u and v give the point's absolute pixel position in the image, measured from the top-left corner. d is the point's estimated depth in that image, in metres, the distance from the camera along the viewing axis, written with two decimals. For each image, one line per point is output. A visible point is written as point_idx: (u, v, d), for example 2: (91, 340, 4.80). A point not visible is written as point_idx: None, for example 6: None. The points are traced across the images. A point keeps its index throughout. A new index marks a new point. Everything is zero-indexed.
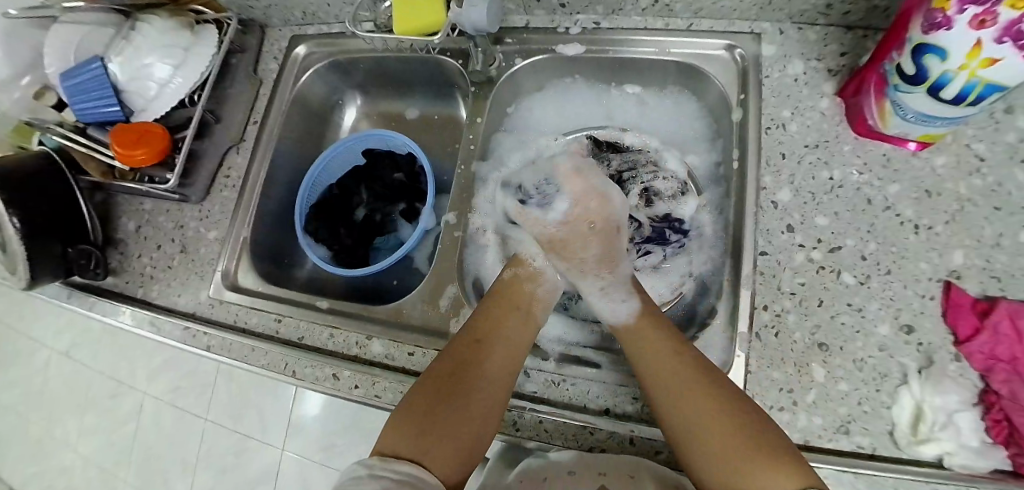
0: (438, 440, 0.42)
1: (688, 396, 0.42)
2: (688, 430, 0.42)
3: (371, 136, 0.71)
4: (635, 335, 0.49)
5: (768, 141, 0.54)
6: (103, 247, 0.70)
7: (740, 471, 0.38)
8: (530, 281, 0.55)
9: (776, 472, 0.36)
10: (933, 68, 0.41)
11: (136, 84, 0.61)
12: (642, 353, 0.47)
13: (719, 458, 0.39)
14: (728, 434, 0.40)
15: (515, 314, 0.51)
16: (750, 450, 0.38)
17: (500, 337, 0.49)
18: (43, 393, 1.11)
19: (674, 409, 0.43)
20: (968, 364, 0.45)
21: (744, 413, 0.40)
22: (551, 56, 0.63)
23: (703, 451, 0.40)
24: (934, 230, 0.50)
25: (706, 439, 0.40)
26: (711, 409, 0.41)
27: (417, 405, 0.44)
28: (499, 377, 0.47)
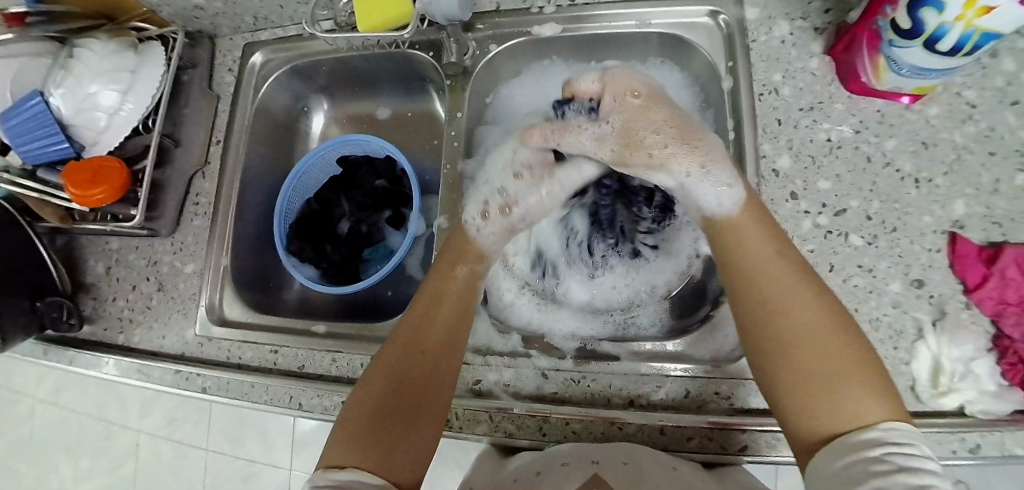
0: (384, 442, 0.39)
1: (795, 284, 0.38)
2: (774, 316, 0.38)
3: (344, 142, 0.66)
4: (742, 220, 0.42)
5: (761, 108, 0.53)
6: (72, 294, 0.65)
7: (824, 372, 0.35)
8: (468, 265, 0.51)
9: (868, 392, 0.33)
10: (930, 21, 0.39)
11: (83, 116, 0.56)
12: (747, 231, 0.42)
13: (813, 353, 0.36)
14: (827, 335, 0.36)
15: (445, 313, 0.48)
16: (850, 366, 0.35)
17: (429, 336, 0.46)
18: (29, 446, 1.06)
19: (770, 297, 0.39)
20: (979, 311, 0.46)
21: (849, 330, 0.36)
22: (527, 39, 0.59)
23: (794, 346, 0.36)
24: (934, 182, 0.49)
25: (791, 331, 0.37)
26: (819, 313, 0.37)
27: (361, 410, 0.41)
28: (439, 371, 0.44)
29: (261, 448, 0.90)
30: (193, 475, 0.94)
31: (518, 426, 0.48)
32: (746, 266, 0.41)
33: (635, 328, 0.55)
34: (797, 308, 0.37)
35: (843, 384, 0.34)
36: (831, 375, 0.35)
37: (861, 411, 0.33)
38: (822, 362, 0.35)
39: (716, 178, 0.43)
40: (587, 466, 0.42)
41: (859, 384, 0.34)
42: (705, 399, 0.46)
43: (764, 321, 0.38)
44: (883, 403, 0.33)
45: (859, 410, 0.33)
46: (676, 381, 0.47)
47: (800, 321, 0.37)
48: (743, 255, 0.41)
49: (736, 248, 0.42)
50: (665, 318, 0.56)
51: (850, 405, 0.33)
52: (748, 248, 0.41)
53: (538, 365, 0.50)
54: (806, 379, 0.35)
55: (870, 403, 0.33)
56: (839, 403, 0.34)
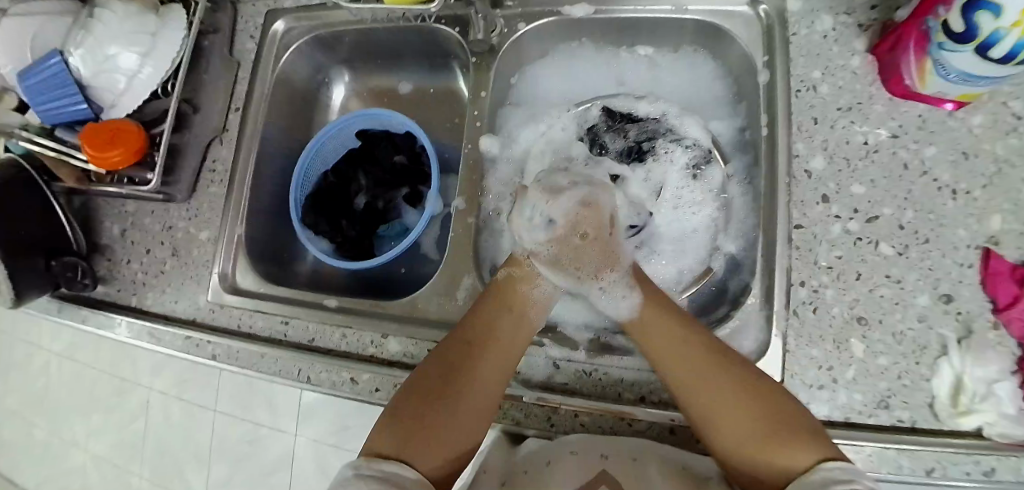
0: (425, 438, 0.40)
1: (698, 379, 0.41)
2: (705, 410, 0.41)
3: (365, 116, 0.65)
4: (641, 327, 0.47)
5: (797, 106, 0.51)
6: (87, 254, 0.65)
7: (763, 441, 0.38)
8: (527, 281, 0.50)
9: (789, 445, 0.36)
10: (984, 26, 0.37)
11: (101, 78, 0.56)
12: (657, 328, 0.45)
13: (735, 429, 0.39)
14: (729, 409, 0.40)
15: (510, 319, 0.47)
16: (773, 426, 0.37)
17: (501, 338, 0.46)
18: (43, 397, 1.08)
19: (692, 376, 0.42)
20: (1007, 331, 0.45)
21: (773, 396, 0.39)
22: (558, 18, 0.57)
23: (716, 423, 0.40)
24: (972, 194, 0.47)
25: (727, 425, 0.39)
26: (729, 388, 0.40)
27: (407, 406, 0.41)
28: (492, 379, 0.44)
29: (266, 415, 0.91)
30: (200, 436, 0.96)
31: (526, 414, 0.48)
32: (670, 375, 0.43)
33: None
34: (714, 389, 0.41)
35: (768, 447, 0.37)
36: (767, 433, 0.37)
37: (796, 459, 0.35)
38: (762, 431, 0.38)
39: (612, 290, 0.49)
40: (596, 462, 0.42)
41: (790, 436, 0.36)
42: None
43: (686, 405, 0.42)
44: (814, 447, 0.35)
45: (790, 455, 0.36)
46: None
47: (721, 397, 0.40)
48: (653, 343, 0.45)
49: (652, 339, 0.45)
50: None
51: (779, 459, 0.36)
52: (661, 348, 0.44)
53: (550, 354, 0.49)
54: (762, 442, 0.38)
55: (797, 453, 0.35)
56: (778, 456, 0.36)
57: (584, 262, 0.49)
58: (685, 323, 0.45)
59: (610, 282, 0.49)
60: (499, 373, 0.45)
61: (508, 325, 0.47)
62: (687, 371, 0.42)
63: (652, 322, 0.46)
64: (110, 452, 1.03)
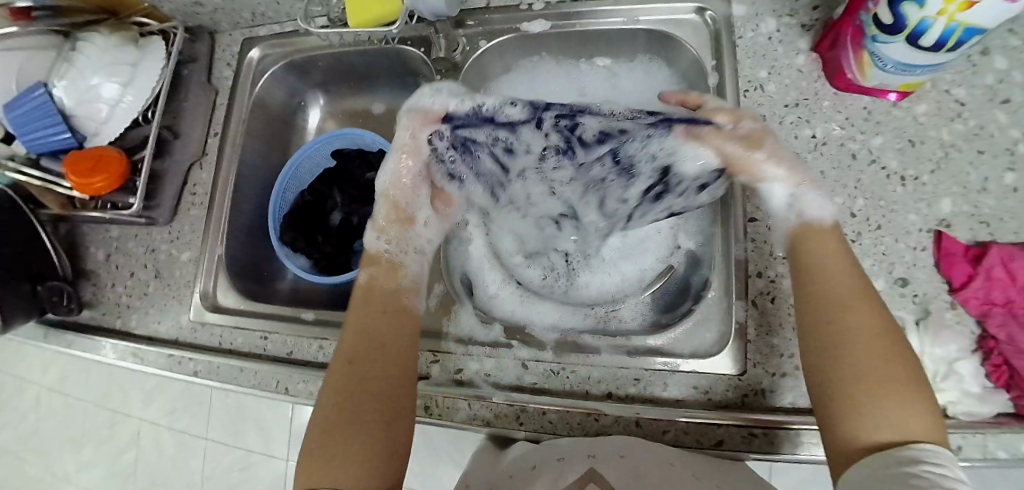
0: (343, 455, 0.39)
1: (856, 312, 0.38)
2: (847, 339, 0.37)
3: (338, 136, 0.67)
4: (811, 242, 0.43)
5: (747, 104, 0.53)
6: (73, 280, 0.67)
7: (873, 388, 0.35)
8: (385, 276, 0.50)
9: (909, 413, 0.34)
10: (911, 15, 0.39)
11: (83, 107, 0.58)
12: (819, 253, 0.42)
13: (867, 367, 0.36)
14: (870, 348, 0.37)
15: (380, 313, 0.48)
16: (898, 389, 0.35)
17: (375, 337, 0.46)
18: (38, 431, 1.08)
19: (836, 311, 0.39)
20: (965, 310, 0.46)
21: (900, 353, 0.37)
22: (516, 35, 0.60)
23: (843, 353, 0.37)
24: (920, 180, 0.49)
25: (858, 354, 0.37)
26: (876, 331, 0.37)
27: (320, 430, 0.41)
28: (385, 370, 0.44)
29: (258, 439, 0.91)
30: (194, 462, 0.96)
31: (496, 415, 0.49)
32: (810, 287, 0.41)
33: (616, 321, 0.55)
34: (857, 328, 0.38)
35: (892, 403, 0.35)
36: (880, 390, 0.35)
37: (887, 432, 0.34)
38: (888, 378, 0.36)
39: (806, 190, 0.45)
40: (584, 461, 0.42)
41: (907, 401, 0.35)
42: (684, 394, 0.46)
43: (818, 324, 0.39)
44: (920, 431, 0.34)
45: (894, 425, 0.34)
46: (656, 375, 0.47)
47: (866, 350, 0.37)
48: (818, 272, 0.41)
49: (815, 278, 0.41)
50: (648, 311, 0.56)
51: (880, 421, 0.34)
52: (818, 271, 0.41)
53: (519, 355, 0.51)
54: (873, 395, 0.35)
55: (910, 427, 0.34)
56: (876, 415, 0.35)
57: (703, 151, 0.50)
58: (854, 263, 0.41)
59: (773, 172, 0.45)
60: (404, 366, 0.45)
61: (382, 319, 0.47)
62: (855, 296, 0.39)
63: (824, 247, 0.42)
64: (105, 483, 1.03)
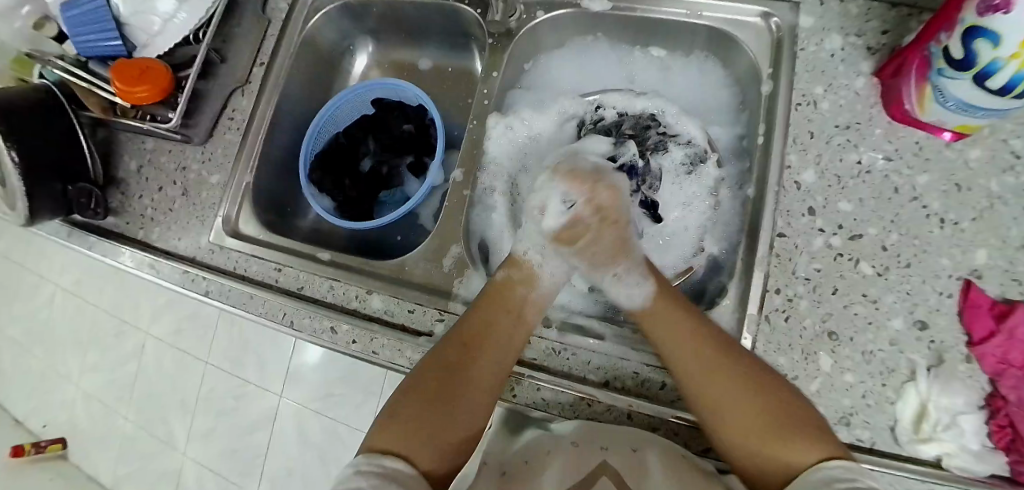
0: (426, 437, 0.41)
1: (709, 376, 0.42)
2: (699, 394, 0.42)
3: (381, 85, 0.68)
4: (660, 320, 0.46)
5: (795, 118, 0.51)
6: (103, 186, 0.68)
7: (770, 439, 0.38)
8: (524, 281, 0.50)
9: (798, 437, 0.37)
10: (984, 54, 0.37)
11: (139, 18, 0.60)
12: (665, 334, 0.45)
13: (737, 423, 0.40)
14: (740, 401, 0.40)
15: (504, 316, 0.48)
16: (777, 428, 0.38)
17: (501, 339, 0.47)
18: (47, 328, 1.12)
19: (698, 385, 0.42)
20: (978, 366, 0.44)
21: (769, 388, 0.40)
22: (576, 11, 0.59)
23: (717, 411, 0.41)
24: (960, 226, 0.48)
25: (720, 396, 0.41)
26: (730, 387, 0.41)
27: (408, 406, 0.43)
28: (487, 377, 0.45)
29: (256, 370, 0.95)
30: (189, 383, 0.99)
31: None
32: (669, 356, 0.45)
33: (625, 312, 0.56)
34: (718, 392, 0.41)
35: (779, 438, 0.38)
36: (771, 432, 0.38)
37: (797, 456, 0.37)
38: (766, 417, 0.39)
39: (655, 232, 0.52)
40: (596, 452, 0.42)
41: (791, 436, 0.37)
42: (680, 395, 0.46)
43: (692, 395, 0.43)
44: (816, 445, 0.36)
45: (798, 452, 0.37)
46: (654, 371, 0.47)
47: (733, 397, 0.41)
48: (664, 336, 0.45)
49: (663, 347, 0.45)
50: None
51: (791, 448, 0.37)
52: (663, 344, 0.45)
53: None
54: (765, 437, 0.39)
55: (805, 448, 0.36)
56: (782, 456, 0.38)
57: (592, 247, 0.47)
58: (696, 321, 0.45)
59: (625, 273, 0.49)
60: (501, 372, 0.46)
61: (505, 325, 0.47)
62: (703, 360, 0.42)
63: (677, 325, 0.45)
64: (101, 388, 1.06)
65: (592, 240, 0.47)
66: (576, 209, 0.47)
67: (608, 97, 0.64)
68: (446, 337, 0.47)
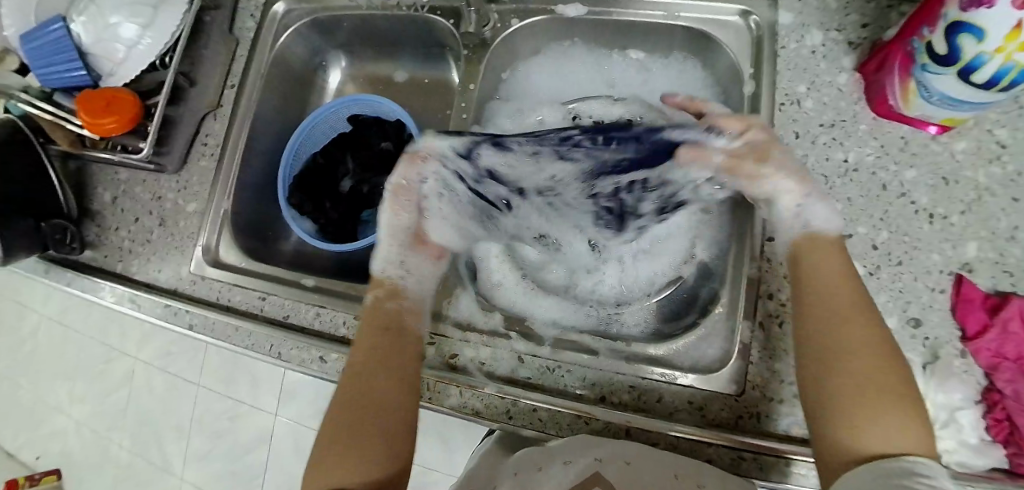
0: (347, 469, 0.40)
1: (865, 328, 0.38)
2: (837, 357, 0.38)
3: (356, 101, 0.66)
4: (811, 255, 0.42)
5: (780, 118, 0.51)
6: (77, 219, 0.66)
7: (868, 399, 0.35)
8: (394, 302, 0.50)
9: (903, 423, 0.34)
10: (967, 49, 0.37)
11: (102, 46, 0.57)
12: (826, 274, 0.41)
13: (857, 389, 0.36)
14: (866, 365, 0.37)
15: (375, 334, 0.47)
16: (886, 403, 0.35)
17: (386, 357, 0.45)
18: (35, 360, 1.09)
19: (819, 327, 0.39)
20: (973, 360, 0.44)
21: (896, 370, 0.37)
22: (551, 17, 0.58)
23: (843, 365, 0.37)
24: (949, 220, 0.47)
25: (840, 357, 0.38)
26: (871, 355, 0.37)
27: (326, 445, 0.41)
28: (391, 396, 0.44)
29: (248, 390, 0.94)
30: (183, 408, 0.97)
31: (485, 405, 0.48)
32: (809, 311, 0.40)
33: (618, 325, 0.55)
34: (848, 341, 0.38)
35: (882, 415, 0.35)
36: (874, 402, 0.35)
37: (884, 441, 0.34)
38: (880, 391, 0.36)
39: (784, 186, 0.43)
40: (590, 463, 0.40)
41: (892, 412, 0.35)
42: (677, 407, 0.46)
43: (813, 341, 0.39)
44: (915, 438, 0.34)
45: (887, 436, 0.34)
46: (651, 384, 0.47)
47: (861, 362, 0.37)
48: (814, 275, 0.41)
49: (820, 280, 0.41)
50: (651, 318, 0.56)
51: (874, 432, 0.34)
52: (810, 274, 0.41)
53: (515, 348, 0.50)
54: (858, 402, 0.36)
55: (901, 437, 0.34)
56: (874, 425, 0.34)
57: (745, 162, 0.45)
58: (849, 272, 0.41)
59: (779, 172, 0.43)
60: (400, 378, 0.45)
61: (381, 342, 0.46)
62: (858, 316, 0.39)
63: (832, 263, 0.41)
64: (93, 418, 1.04)
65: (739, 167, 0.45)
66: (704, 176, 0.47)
67: (585, 104, 0.62)
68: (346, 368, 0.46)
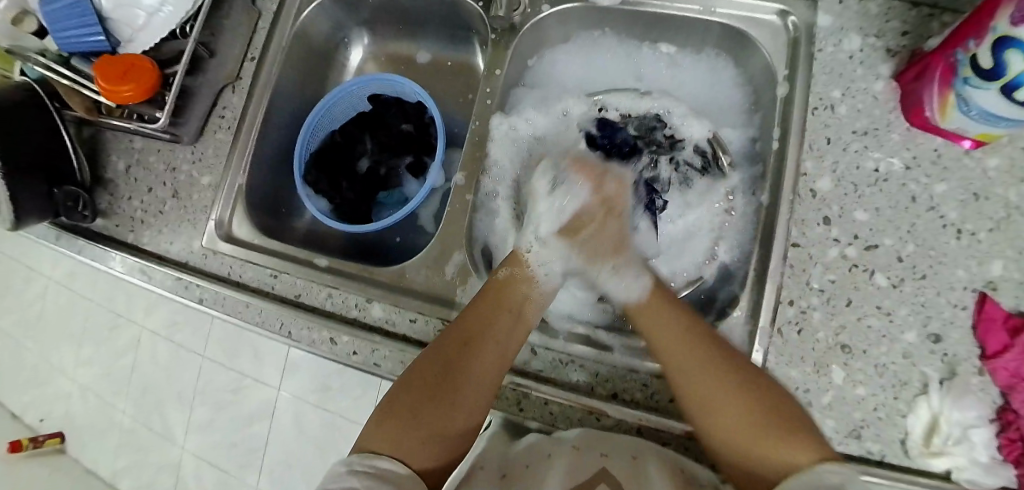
0: (421, 434, 0.40)
1: (698, 364, 0.42)
2: (693, 398, 0.41)
3: (378, 80, 0.65)
4: (644, 315, 0.48)
5: (812, 123, 0.50)
6: (90, 187, 0.66)
7: (755, 436, 0.38)
8: (525, 280, 0.50)
9: (789, 439, 0.36)
10: (1014, 65, 0.35)
11: (122, 12, 0.57)
12: (656, 325, 0.46)
13: (736, 432, 0.39)
14: (732, 403, 0.40)
15: (506, 315, 0.47)
16: (773, 427, 0.38)
17: (503, 340, 0.46)
18: (42, 323, 1.10)
19: (676, 366, 0.43)
20: (991, 379, 0.43)
21: (755, 390, 0.40)
22: (583, 5, 0.56)
23: (712, 413, 0.40)
24: (976, 236, 0.46)
25: (710, 397, 0.41)
26: (718, 394, 0.41)
27: (404, 404, 0.41)
28: (489, 379, 0.44)
29: (252, 365, 0.94)
30: (187, 379, 0.98)
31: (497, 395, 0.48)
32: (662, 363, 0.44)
33: None
34: (700, 384, 0.41)
35: (773, 438, 0.37)
36: (764, 430, 0.38)
37: (790, 456, 0.36)
38: (755, 410, 0.39)
39: (621, 273, 0.51)
40: (596, 459, 0.41)
41: (785, 431, 0.37)
42: None
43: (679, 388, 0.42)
44: (809, 447, 0.36)
45: (788, 454, 0.36)
46: (664, 384, 0.46)
47: (713, 394, 0.41)
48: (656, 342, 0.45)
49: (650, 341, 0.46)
50: None
51: (781, 452, 0.36)
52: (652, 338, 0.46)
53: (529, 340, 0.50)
54: (755, 435, 0.38)
55: (799, 449, 0.36)
56: (763, 454, 0.37)
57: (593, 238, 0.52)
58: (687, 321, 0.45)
59: (623, 269, 0.51)
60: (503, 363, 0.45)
61: (509, 325, 0.46)
62: (699, 364, 0.42)
63: (666, 317, 0.46)
64: (96, 384, 1.05)
65: (594, 232, 0.52)
66: (583, 198, 0.53)
67: (612, 97, 0.62)
68: (443, 335, 0.46)
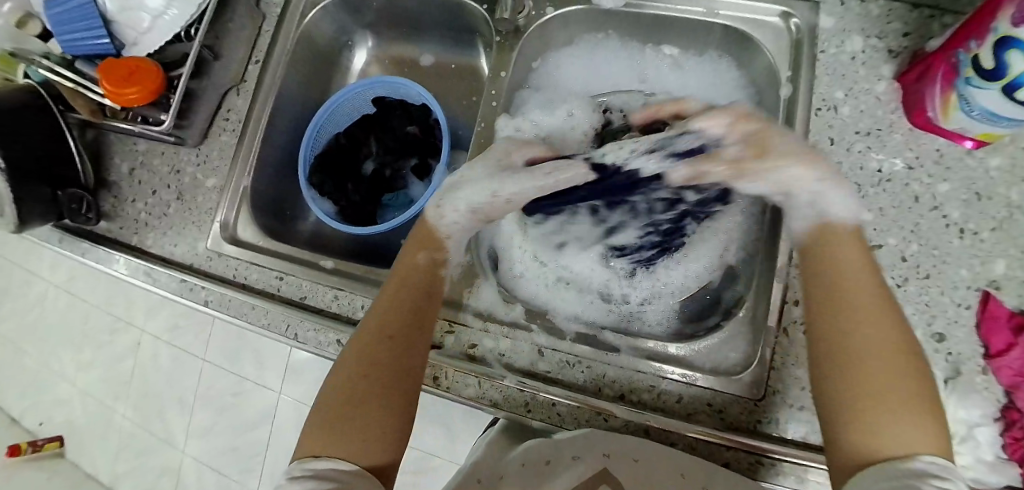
0: (359, 427, 0.39)
1: (872, 320, 0.36)
2: (844, 348, 0.36)
3: (384, 82, 0.65)
4: (835, 246, 0.41)
5: (816, 124, 0.50)
6: (93, 189, 0.66)
7: (875, 406, 0.34)
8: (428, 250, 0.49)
9: (915, 428, 0.32)
10: (1016, 65, 0.36)
11: (127, 15, 0.57)
12: (848, 269, 0.39)
13: (864, 391, 0.34)
14: (886, 365, 0.35)
15: (415, 292, 0.46)
16: (902, 405, 0.33)
17: (419, 316, 0.45)
18: (42, 326, 1.09)
19: (861, 314, 0.37)
20: (994, 378, 0.44)
21: (911, 371, 0.35)
22: (587, 8, 0.57)
23: (852, 369, 0.35)
24: (979, 236, 0.47)
25: (863, 350, 0.36)
26: (886, 349, 0.35)
27: (336, 401, 0.40)
28: (416, 358, 0.43)
29: (252, 368, 0.93)
30: (188, 381, 0.97)
31: (503, 396, 0.48)
32: (844, 298, 0.38)
33: (638, 324, 0.55)
34: (869, 336, 0.36)
35: (911, 419, 0.33)
36: (891, 404, 0.33)
37: (902, 445, 0.32)
38: (906, 386, 0.34)
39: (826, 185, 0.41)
40: (598, 460, 0.41)
41: (914, 417, 0.33)
42: (696, 409, 0.45)
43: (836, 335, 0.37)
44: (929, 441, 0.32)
45: (904, 441, 0.32)
46: (671, 384, 0.46)
47: (888, 365, 0.35)
48: (828, 277, 0.40)
49: (824, 275, 0.40)
50: (674, 318, 0.56)
51: (895, 438, 0.32)
52: (841, 269, 0.39)
53: (536, 341, 0.50)
54: (861, 400, 0.34)
55: (918, 441, 0.32)
56: (877, 427, 0.33)
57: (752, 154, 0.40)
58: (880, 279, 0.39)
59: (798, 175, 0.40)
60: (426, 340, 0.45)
61: (420, 300, 0.46)
62: (881, 317, 0.36)
63: (855, 259, 0.40)
64: (97, 387, 1.04)
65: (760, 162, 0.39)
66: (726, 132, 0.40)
67: (618, 97, 0.62)
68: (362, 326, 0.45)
